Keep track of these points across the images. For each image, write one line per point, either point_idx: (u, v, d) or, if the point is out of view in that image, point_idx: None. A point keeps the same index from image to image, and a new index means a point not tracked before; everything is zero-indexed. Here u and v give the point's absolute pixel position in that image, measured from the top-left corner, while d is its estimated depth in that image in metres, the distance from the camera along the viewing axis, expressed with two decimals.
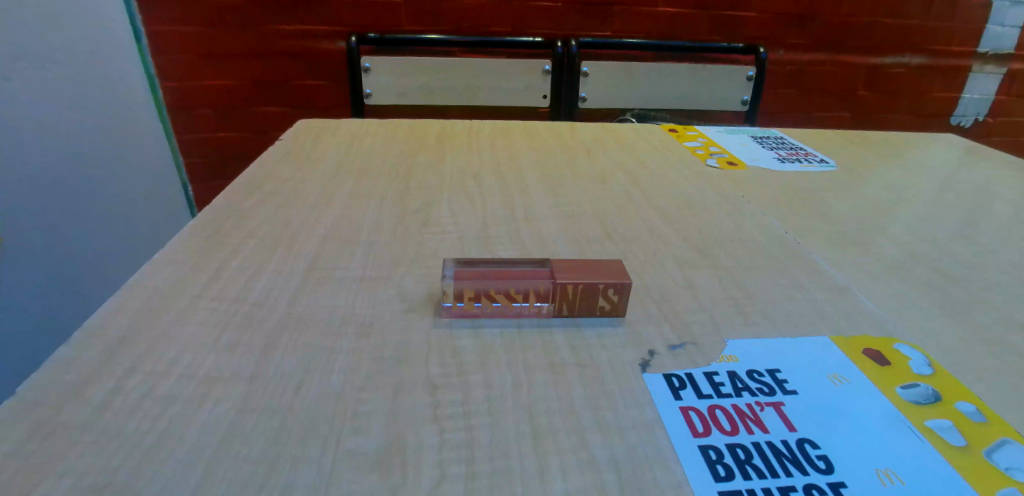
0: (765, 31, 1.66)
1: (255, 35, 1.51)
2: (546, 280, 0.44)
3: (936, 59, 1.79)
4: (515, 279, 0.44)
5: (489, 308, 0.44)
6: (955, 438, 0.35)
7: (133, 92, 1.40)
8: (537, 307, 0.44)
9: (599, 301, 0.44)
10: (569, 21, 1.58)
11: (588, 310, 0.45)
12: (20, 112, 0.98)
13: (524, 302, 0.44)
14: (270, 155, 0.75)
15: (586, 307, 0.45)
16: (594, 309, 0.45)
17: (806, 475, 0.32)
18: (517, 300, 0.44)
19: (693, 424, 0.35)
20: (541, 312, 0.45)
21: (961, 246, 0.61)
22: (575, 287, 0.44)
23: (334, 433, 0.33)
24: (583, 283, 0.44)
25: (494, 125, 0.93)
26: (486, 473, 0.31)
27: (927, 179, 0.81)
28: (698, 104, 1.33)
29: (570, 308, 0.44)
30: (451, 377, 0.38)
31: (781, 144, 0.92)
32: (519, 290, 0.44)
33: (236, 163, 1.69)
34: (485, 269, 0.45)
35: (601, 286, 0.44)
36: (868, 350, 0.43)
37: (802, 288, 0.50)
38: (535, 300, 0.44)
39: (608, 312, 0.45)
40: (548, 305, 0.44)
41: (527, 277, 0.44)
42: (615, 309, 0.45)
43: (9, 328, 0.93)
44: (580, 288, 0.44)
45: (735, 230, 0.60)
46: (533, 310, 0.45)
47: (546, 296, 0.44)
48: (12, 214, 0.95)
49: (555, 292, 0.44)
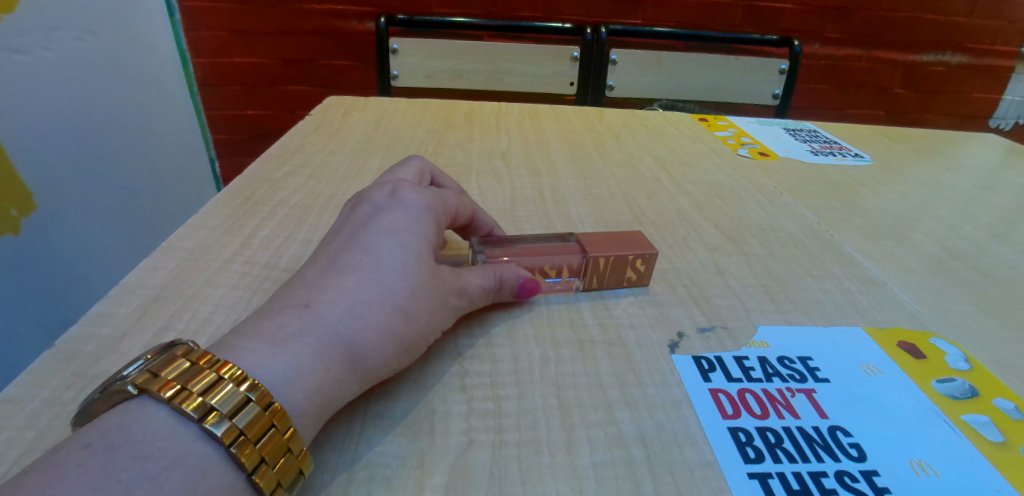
0: (800, 23, 1.62)
1: (286, 13, 1.52)
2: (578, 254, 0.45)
3: (978, 59, 1.73)
4: (546, 257, 0.44)
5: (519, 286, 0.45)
6: (993, 434, 0.34)
7: (167, 67, 1.41)
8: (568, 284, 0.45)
9: (627, 272, 0.45)
10: (600, 8, 1.56)
11: (618, 280, 0.46)
12: (60, 82, 0.99)
13: (557, 278, 0.45)
14: (299, 129, 0.76)
15: (616, 278, 0.45)
16: (622, 280, 0.46)
17: (838, 461, 0.31)
18: (548, 276, 0.44)
19: (722, 406, 0.35)
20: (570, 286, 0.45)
21: (1001, 245, 0.59)
22: (607, 259, 0.44)
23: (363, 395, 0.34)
24: (618, 256, 0.45)
25: (521, 107, 0.92)
26: (513, 442, 0.31)
27: (965, 176, 0.78)
28: (729, 96, 1.30)
29: (602, 281, 0.45)
30: (478, 348, 0.39)
31: (814, 137, 0.90)
32: (552, 266, 0.44)
33: (262, 140, 1.73)
34: (513, 247, 0.45)
35: (630, 257, 0.45)
36: (903, 343, 0.42)
37: (835, 279, 0.49)
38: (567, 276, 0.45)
39: (634, 282, 0.46)
40: (580, 280, 0.45)
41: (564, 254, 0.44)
42: (641, 278, 0.46)
43: (72, 295, 0.97)
44: (610, 260, 0.44)
45: (768, 219, 0.59)
46: (566, 285, 0.45)
47: (580, 270, 0.45)
48: (64, 186, 0.97)
49: (587, 266, 0.44)
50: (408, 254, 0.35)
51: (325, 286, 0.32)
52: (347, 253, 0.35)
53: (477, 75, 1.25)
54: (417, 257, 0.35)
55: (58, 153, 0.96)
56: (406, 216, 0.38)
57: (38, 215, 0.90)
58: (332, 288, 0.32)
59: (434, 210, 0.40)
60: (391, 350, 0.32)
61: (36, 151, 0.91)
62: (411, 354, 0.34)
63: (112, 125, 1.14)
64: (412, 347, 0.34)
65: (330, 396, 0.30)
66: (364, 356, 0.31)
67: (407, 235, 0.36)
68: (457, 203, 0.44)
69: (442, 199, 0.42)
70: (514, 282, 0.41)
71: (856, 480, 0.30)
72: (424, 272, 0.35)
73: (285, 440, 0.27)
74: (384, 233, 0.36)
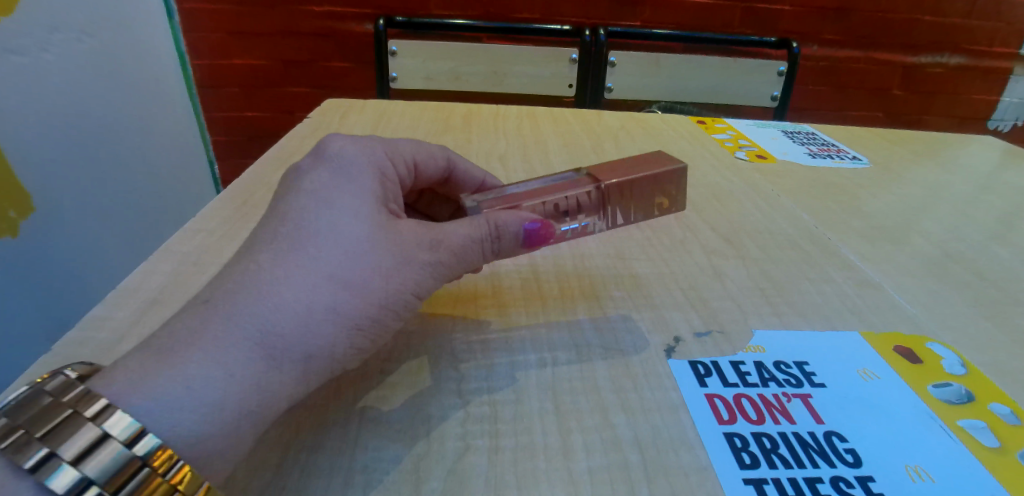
0: (799, 25, 1.62)
1: (285, 15, 1.52)
2: (580, 185, 0.41)
3: (977, 60, 1.73)
4: (546, 197, 0.41)
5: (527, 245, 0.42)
6: (989, 439, 0.34)
7: (166, 68, 1.41)
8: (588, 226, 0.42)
9: (646, 196, 0.42)
10: (598, 10, 1.56)
11: (638, 209, 0.42)
12: (59, 84, 0.99)
13: (573, 221, 0.41)
14: (298, 131, 0.76)
15: (636, 206, 0.42)
16: (644, 208, 0.43)
17: (833, 467, 0.31)
18: (563, 221, 0.41)
19: (718, 411, 0.35)
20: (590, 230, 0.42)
21: (998, 248, 0.60)
22: (622, 186, 0.41)
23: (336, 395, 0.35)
24: (631, 179, 0.41)
25: (520, 109, 0.93)
26: (509, 447, 0.31)
27: (963, 178, 0.78)
28: (728, 98, 1.30)
29: (626, 212, 0.42)
30: (475, 351, 0.39)
31: (813, 139, 0.90)
32: (564, 206, 0.41)
33: (261, 141, 1.73)
34: (507, 194, 0.42)
35: (646, 179, 0.42)
36: (900, 347, 0.42)
37: (832, 282, 0.49)
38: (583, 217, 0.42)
39: (664, 211, 0.43)
40: (597, 217, 0.42)
41: (566, 189, 0.41)
42: (674, 202, 0.43)
43: (70, 297, 0.96)
44: (626, 186, 0.41)
45: (766, 222, 0.59)
46: (583, 227, 0.42)
47: (595, 205, 0.41)
48: (62, 188, 0.97)
49: (602, 198, 0.41)
50: (342, 227, 0.31)
51: (229, 275, 0.29)
52: (274, 227, 0.31)
53: (475, 76, 1.25)
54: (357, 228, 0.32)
55: (56, 155, 0.96)
56: (335, 175, 0.34)
57: (36, 217, 0.90)
58: (249, 268, 0.29)
59: (364, 161, 0.37)
60: (333, 337, 0.29)
61: (34, 154, 0.91)
62: (361, 338, 0.31)
63: (111, 127, 1.14)
64: (366, 327, 0.31)
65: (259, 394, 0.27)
66: (289, 347, 0.28)
67: (344, 204, 0.33)
68: (415, 152, 0.45)
69: (375, 148, 0.39)
70: (517, 228, 0.37)
71: (850, 485, 0.30)
72: (368, 249, 0.31)
73: (167, 481, 0.25)
74: (316, 202, 0.32)
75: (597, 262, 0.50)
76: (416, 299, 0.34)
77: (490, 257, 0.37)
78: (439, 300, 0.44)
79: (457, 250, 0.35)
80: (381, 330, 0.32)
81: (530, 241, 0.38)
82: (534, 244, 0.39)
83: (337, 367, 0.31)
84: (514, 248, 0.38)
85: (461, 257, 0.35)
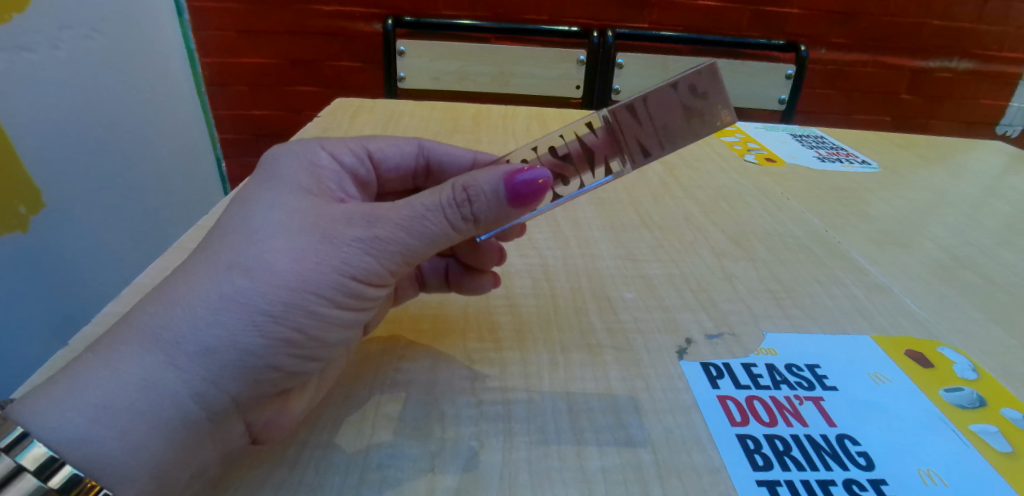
0: (807, 28, 1.61)
1: (294, 13, 1.53)
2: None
3: (985, 64, 1.73)
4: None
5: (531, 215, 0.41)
6: (1001, 444, 0.34)
7: (174, 66, 1.42)
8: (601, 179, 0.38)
9: (666, 110, 0.36)
10: (606, 12, 1.56)
11: (665, 129, 0.37)
12: (70, 80, 1.00)
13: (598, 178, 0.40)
14: (308, 130, 0.76)
15: (663, 126, 0.37)
16: (673, 127, 0.37)
17: (846, 469, 0.32)
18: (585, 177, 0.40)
19: (731, 413, 0.35)
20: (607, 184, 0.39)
21: (1008, 253, 0.59)
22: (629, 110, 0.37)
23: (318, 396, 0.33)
24: (638, 99, 0.37)
25: (528, 109, 0.93)
26: (523, 446, 0.32)
27: (971, 182, 0.78)
28: (735, 101, 1.30)
29: (654, 138, 0.37)
30: (488, 352, 0.39)
31: (821, 143, 0.90)
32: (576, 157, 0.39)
33: (268, 139, 1.73)
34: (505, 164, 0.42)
35: (654, 92, 0.36)
36: (910, 351, 0.42)
37: (842, 285, 0.49)
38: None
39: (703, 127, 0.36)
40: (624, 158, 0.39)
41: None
42: (710, 105, 0.36)
43: (78, 294, 0.96)
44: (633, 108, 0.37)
45: (775, 224, 0.59)
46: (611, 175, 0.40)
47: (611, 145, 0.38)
48: (73, 185, 0.97)
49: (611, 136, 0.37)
50: (248, 230, 0.30)
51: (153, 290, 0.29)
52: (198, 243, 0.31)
53: (482, 77, 1.25)
54: (262, 228, 0.30)
55: (67, 151, 0.97)
56: (255, 187, 0.34)
57: (46, 213, 0.90)
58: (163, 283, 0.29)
59: (292, 162, 0.37)
60: (233, 327, 0.27)
61: (47, 149, 0.92)
62: (275, 326, 0.28)
63: (120, 124, 1.14)
64: (275, 312, 0.28)
65: (155, 390, 0.26)
66: (180, 342, 0.27)
67: (259, 210, 0.32)
68: (370, 142, 0.44)
69: (310, 146, 0.39)
70: (491, 191, 0.33)
71: (863, 488, 0.31)
72: (273, 243, 0.30)
73: None
74: (234, 213, 0.32)
75: (607, 263, 0.50)
76: (352, 282, 0.31)
77: (466, 225, 0.33)
78: (451, 301, 0.45)
79: (397, 223, 0.32)
80: (302, 315, 0.29)
81: (517, 194, 0.34)
82: (527, 200, 0.34)
83: (259, 363, 0.28)
84: (499, 211, 0.34)
85: (406, 229, 0.32)
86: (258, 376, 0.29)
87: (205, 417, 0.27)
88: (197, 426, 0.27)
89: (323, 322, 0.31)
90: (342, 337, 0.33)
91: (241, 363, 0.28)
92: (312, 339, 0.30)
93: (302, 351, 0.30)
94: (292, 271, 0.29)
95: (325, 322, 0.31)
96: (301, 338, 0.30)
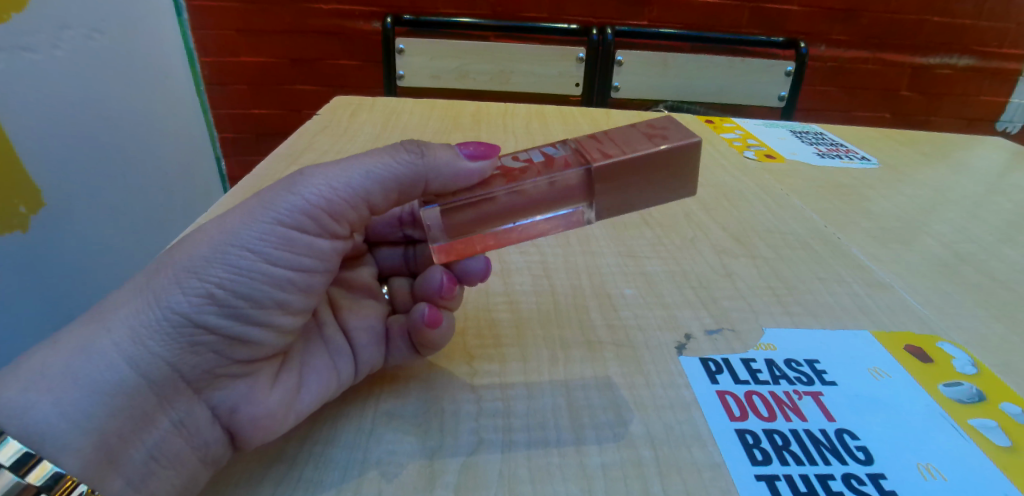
0: (807, 25, 1.61)
1: (293, 12, 1.53)
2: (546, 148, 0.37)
3: (985, 60, 1.72)
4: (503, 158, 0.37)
5: (496, 226, 0.34)
6: (1000, 438, 0.34)
7: (173, 65, 1.41)
8: (569, 171, 0.33)
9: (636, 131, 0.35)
10: (606, 9, 1.56)
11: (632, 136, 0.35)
12: (70, 80, 1.00)
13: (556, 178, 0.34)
14: (308, 128, 0.76)
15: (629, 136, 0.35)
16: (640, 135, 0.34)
17: (844, 464, 0.32)
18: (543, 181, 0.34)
19: (730, 408, 0.35)
20: (577, 188, 0.33)
21: (1008, 250, 0.59)
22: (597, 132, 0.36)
23: (295, 379, 0.32)
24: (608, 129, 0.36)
25: (527, 106, 0.93)
26: (522, 442, 0.32)
27: (972, 179, 0.78)
28: (735, 98, 1.30)
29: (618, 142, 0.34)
30: (487, 348, 0.39)
31: (821, 139, 0.89)
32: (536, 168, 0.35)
33: (267, 138, 1.73)
34: None
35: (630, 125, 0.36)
36: (910, 346, 0.42)
37: (843, 283, 0.49)
38: (558, 163, 0.34)
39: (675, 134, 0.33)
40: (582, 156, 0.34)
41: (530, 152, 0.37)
42: (677, 130, 0.34)
43: (78, 294, 0.97)
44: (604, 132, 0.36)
45: (775, 221, 0.59)
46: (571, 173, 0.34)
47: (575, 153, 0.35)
48: (73, 185, 0.97)
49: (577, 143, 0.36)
50: None
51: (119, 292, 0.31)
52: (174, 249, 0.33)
53: (482, 75, 1.25)
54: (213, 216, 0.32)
55: (66, 151, 0.97)
56: None
57: (46, 213, 0.90)
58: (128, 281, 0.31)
59: None
60: (159, 287, 0.28)
61: (47, 150, 0.92)
62: (198, 282, 0.28)
63: (119, 123, 1.14)
64: (196, 267, 0.28)
65: (85, 354, 0.26)
66: (112, 308, 0.27)
67: None
68: None
69: None
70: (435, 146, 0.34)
71: (863, 483, 0.31)
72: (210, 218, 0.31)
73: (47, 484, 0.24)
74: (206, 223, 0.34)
75: (607, 260, 0.50)
76: (279, 232, 0.30)
77: (412, 161, 0.33)
78: None
79: (325, 174, 0.32)
80: (223, 268, 0.28)
81: (471, 151, 0.35)
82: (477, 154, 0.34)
83: (187, 325, 0.28)
84: (446, 156, 0.34)
85: (335, 176, 0.32)
86: (191, 338, 0.28)
87: (146, 384, 0.27)
88: (141, 397, 0.27)
89: (252, 277, 0.29)
90: (284, 299, 0.31)
91: (164, 323, 0.27)
92: (240, 296, 0.29)
93: (233, 309, 0.29)
94: (216, 231, 0.30)
95: (256, 277, 0.29)
96: (224, 294, 0.28)
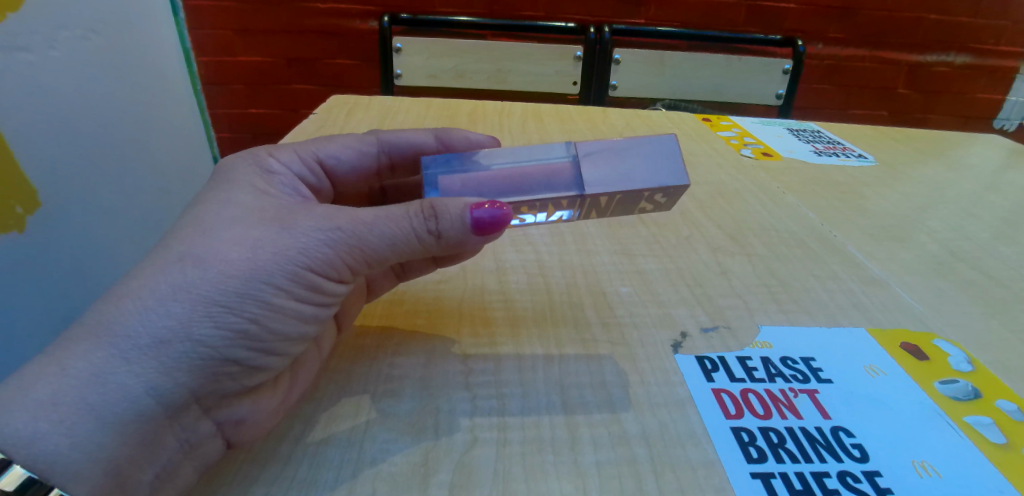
0: (804, 23, 1.61)
1: (290, 11, 1.53)
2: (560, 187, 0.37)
3: (982, 58, 1.73)
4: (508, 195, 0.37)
5: None
6: (996, 435, 0.34)
7: (170, 65, 1.41)
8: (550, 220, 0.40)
9: (643, 204, 0.39)
10: (603, 8, 1.56)
11: (628, 207, 0.39)
12: (65, 80, 0.99)
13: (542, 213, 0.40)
14: (303, 127, 0.75)
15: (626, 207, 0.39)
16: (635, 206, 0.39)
17: (839, 462, 0.32)
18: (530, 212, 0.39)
19: (726, 406, 0.35)
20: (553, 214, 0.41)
21: (1004, 247, 0.59)
22: (609, 198, 0.37)
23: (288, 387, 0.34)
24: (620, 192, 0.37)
25: (524, 105, 0.92)
26: (517, 440, 0.32)
27: (968, 177, 0.78)
28: (732, 97, 1.30)
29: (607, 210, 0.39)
30: (482, 347, 0.39)
31: (818, 137, 0.89)
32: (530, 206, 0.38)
33: (264, 138, 1.73)
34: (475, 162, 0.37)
35: (646, 193, 0.37)
36: (906, 343, 0.41)
37: (839, 280, 0.49)
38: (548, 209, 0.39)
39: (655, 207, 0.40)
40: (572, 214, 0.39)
41: (543, 170, 0.37)
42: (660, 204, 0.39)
43: (74, 295, 0.96)
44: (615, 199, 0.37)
45: (772, 219, 0.59)
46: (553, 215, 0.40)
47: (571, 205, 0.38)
48: (69, 186, 0.97)
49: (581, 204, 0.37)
50: (202, 223, 0.31)
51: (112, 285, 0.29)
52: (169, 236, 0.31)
53: (479, 74, 1.25)
54: (221, 223, 0.31)
55: (63, 151, 0.96)
56: (220, 188, 0.35)
57: (42, 213, 0.90)
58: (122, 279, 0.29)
59: (245, 167, 0.37)
60: (184, 316, 0.28)
61: (43, 152, 0.92)
62: (230, 316, 0.29)
63: (116, 123, 1.14)
64: (229, 303, 0.29)
65: (102, 384, 0.26)
66: (131, 333, 0.27)
67: (221, 209, 0.32)
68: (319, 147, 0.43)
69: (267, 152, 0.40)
70: (461, 213, 0.32)
71: (858, 480, 0.31)
72: (228, 235, 0.30)
73: None
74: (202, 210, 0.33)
75: (603, 259, 0.50)
76: (309, 275, 0.31)
77: (429, 239, 0.33)
78: (446, 296, 0.45)
79: (362, 227, 0.32)
80: (256, 306, 0.29)
81: (480, 221, 0.33)
82: (486, 232, 0.33)
83: (212, 356, 0.29)
84: (460, 231, 0.33)
85: (372, 231, 0.32)
86: (216, 368, 0.29)
87: (162, 409, 0.27)
88: (145, 414, 0.27)
89: (281, 314, 0.31)
90: (305, 331, 0.33)
91: (195, 355, 0.28)
92: (271, 334, 0.31)
93: (260, 343, 0.30)
94: (244, 261, 0.30)
95: (283, 313, 0.31)
96: (257, 331, 0.30)
